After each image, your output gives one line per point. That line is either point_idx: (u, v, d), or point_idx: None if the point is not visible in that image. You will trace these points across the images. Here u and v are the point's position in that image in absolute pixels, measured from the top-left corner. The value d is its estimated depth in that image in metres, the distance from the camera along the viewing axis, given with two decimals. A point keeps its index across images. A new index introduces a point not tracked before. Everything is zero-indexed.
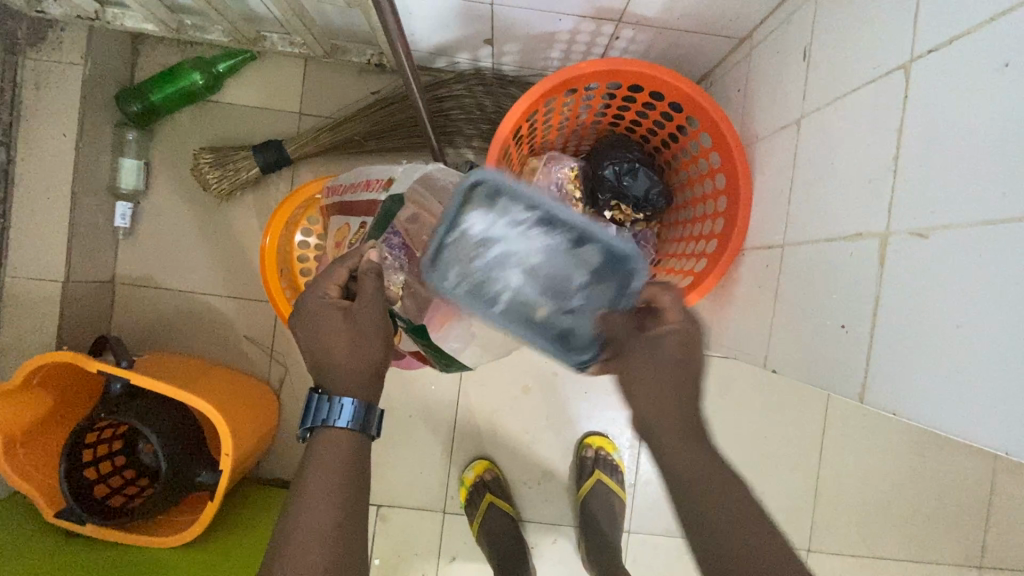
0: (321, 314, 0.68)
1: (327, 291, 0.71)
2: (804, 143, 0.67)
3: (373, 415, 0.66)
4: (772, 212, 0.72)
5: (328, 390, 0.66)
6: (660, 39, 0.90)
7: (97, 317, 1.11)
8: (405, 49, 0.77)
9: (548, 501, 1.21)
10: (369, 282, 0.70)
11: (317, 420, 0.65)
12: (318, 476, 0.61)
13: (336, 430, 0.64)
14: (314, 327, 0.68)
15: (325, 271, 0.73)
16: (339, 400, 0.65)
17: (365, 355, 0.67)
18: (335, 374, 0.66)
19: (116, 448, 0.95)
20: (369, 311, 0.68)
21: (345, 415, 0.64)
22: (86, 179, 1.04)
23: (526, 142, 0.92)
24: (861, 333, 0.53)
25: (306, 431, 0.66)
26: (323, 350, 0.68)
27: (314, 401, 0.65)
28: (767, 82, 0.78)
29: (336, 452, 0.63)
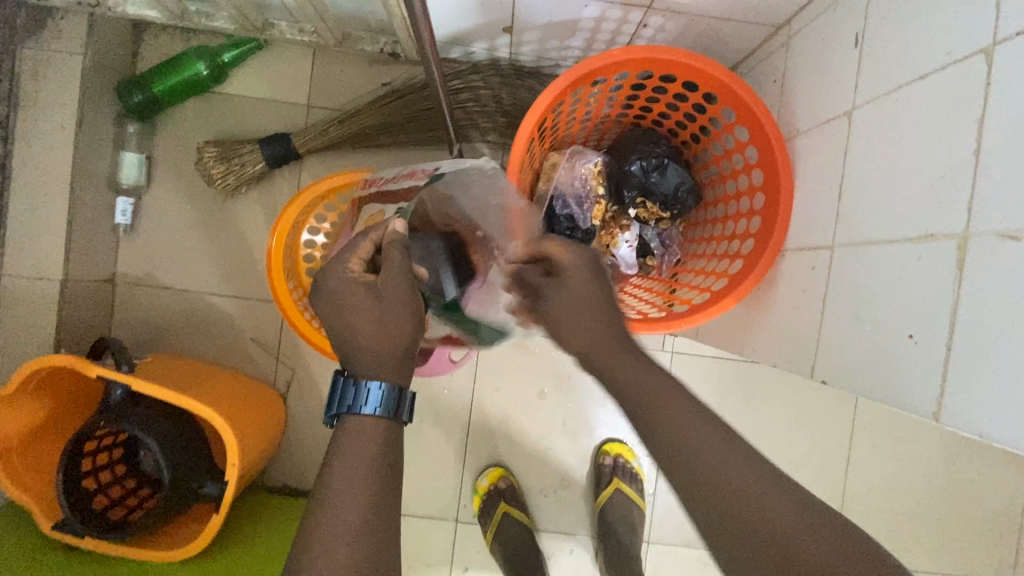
0: (344, 292, 0.66)
1: (349, 267, 0.68)
2: (856, 136, 0.62)
3: (405, 402, 0.62)
4: (818, 210, 0.68)
5: (354, 374, 0.62)
6: (691, 27, 0.84)
7: (97, 317, 1.07)
8: (429, 39, 0.72)
9: (564, 510, 1.17)
10: (395, 253, 0.67)
11: (342, 406, 0.61)
12: (344, 467, 0.57)
13: (363, 416, 0.60)
14: (337, 307, 0.66)
15: (347, 248, 0.71)
16: (366, 385, 0.61)
17: (393, 335, 0.64)
18: (361, 358, 0.63)
19: (117, 456, 0.91)
20: (396, 285, 0.65)
21: (372, 402, 0.60)
22: (85, 173, 1.00)
23: (548, 136, 0.87)
24: (933, 344, 0.48)
25: (332, 417, 0.62)
26: (348, 330, 0.65)
27: (339, 385, 0.62)
28: (809, 72, 0.73)
29: (363, 442, 0.59)
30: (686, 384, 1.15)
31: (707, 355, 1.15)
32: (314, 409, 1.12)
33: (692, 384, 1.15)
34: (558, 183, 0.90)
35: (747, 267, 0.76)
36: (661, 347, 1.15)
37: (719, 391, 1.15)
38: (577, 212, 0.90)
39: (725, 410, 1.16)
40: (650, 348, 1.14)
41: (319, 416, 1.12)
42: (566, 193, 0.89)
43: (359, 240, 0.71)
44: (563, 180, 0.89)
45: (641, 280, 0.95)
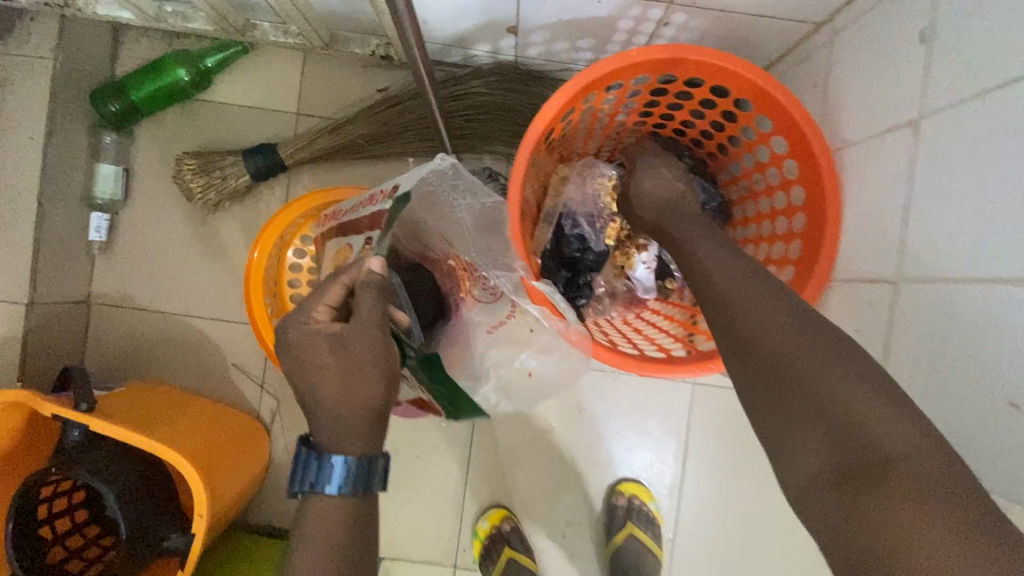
0: (309, 346, 0.57)
1: (315, 315, 0.59)
2: (926, 152, 0.52)
3: (376, 471, 0.56)
4: (877, 238, 0.58)
5: (319, 444, 0.56)
6: (718, 24, 0.75)
7: (67, 342, 0.99)
8: (416, 38, 0.63)
9: (574, 556, 1.06)
10: (368, 298, 0.58)
11: (305, 484, 0.55)
12: (310, 552, 0.53)
13: (326, 496, 0.54)
14: (302, 363, 0.57)
15: (313, 291, 0.61)
16: (331, 460, 0.54)
17: (360, 397, 0.55)
18: (326, 423, 0.56)
19: (77, 499, 0.82)
20: (366, 338, 0.57)
21: (336, 479, 0.54)
22: (56, 187, 0.92)
23: (557, 148, 0.77)
24: None
25: (296, 492, 0.56)
26: (311, 389, 0.56)
27: (301, 460, 0.55)
28: (858, 74, 0.63)
29: (328, 521, 0.54)
30: (709, 419, 1.05)
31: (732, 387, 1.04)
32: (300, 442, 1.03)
33: (716, 418, 1.04)
34: (567, 201, 0.82)
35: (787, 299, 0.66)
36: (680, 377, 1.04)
37: (745, 427, 1.04)
38: (589, 232, 0.84)
39: (752, 448, 1.05)
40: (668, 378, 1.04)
41: None
42: (577, 211, 0.83)
43: (327, 283, 0.60)
44: (573, 198, 0.82)
45: (660, 305, 0.85)
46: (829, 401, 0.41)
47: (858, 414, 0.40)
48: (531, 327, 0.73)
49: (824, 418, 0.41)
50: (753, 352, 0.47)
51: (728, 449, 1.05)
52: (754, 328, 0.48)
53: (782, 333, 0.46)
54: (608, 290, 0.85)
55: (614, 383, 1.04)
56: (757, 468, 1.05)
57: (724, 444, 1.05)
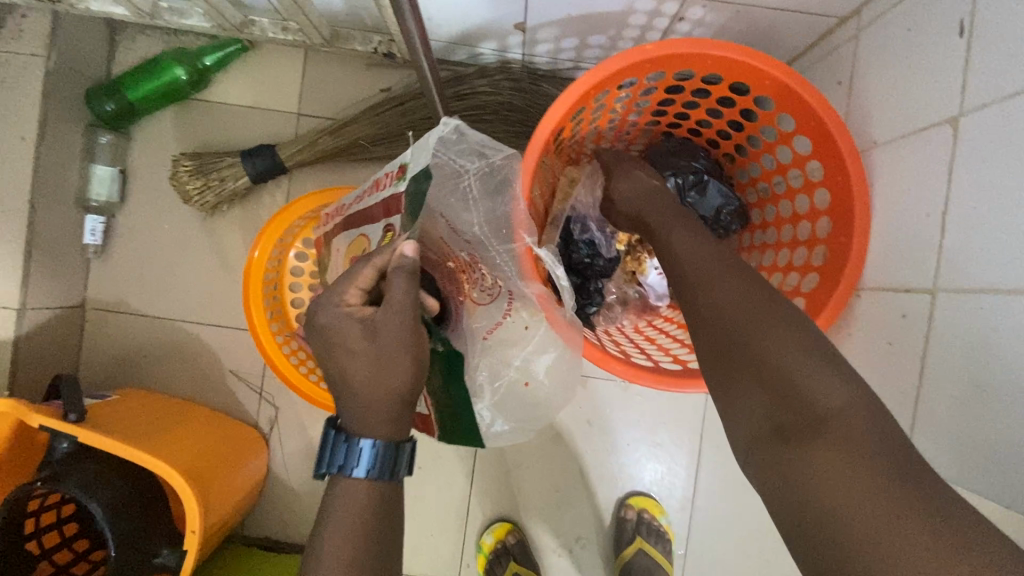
0: (339, 331, 0.54)
1: (347, 299, 0.56)
2: (966, 152, 0.49)
3: (404, 458, 0.54)
4: (911, 244, 0.54)
5: (347, 426, 0.54)
6: (736, 19, 0.71)
7: (61, 349, 0.96)
8: (418, 33, 0.60)
9: (581, 572, 1.02)
10: (400, 283, 0.53)
11: (332, 466, 0.53)
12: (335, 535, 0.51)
13: (353, 479, 0.52)
14: (332, 348, 0.55)
15: (345, 274, 0.57)
16: (359, 444, 0.53)
17: (388, 388, 0.53)
18: (352, 410, 0.53)
19: (67, 512, 0.79)
20: (395, 327, 0.53)
21: (364, 463, 0.52)
22: (49, 190, 0.89)
23: (567, 149, 0.74)
24: None
25: (322, 472, 0.54)
26: (341, 374, 0.54)
27: (330, 441, 0.53)
28: (888, 70, 0.59)
29: (350, 513, 0.52)
30: (723, 430, 1.01)
31: None
32: (300, 452, 1.00)
33: None
34: (575, 202, 0.77)
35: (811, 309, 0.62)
36: None
37: None
38: (599, 237, 0.80)
39: None
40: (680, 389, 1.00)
41: (305, 460, 1.00)
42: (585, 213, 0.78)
43: (359, 264, 0.56)
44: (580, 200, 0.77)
45: (674, 313, 0.82)
46: (777, 371, 0.43)
47: (801, 382, 0.42)
48: (526, 325, 0.67)
49: (772, 389, 0.43)
50: (711, 323, 0.49)
51: None
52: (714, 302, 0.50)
53: (737, 307, 0.48)
54: (619, 297, 0.83)
55: (624, 392, 1.01)
56: None
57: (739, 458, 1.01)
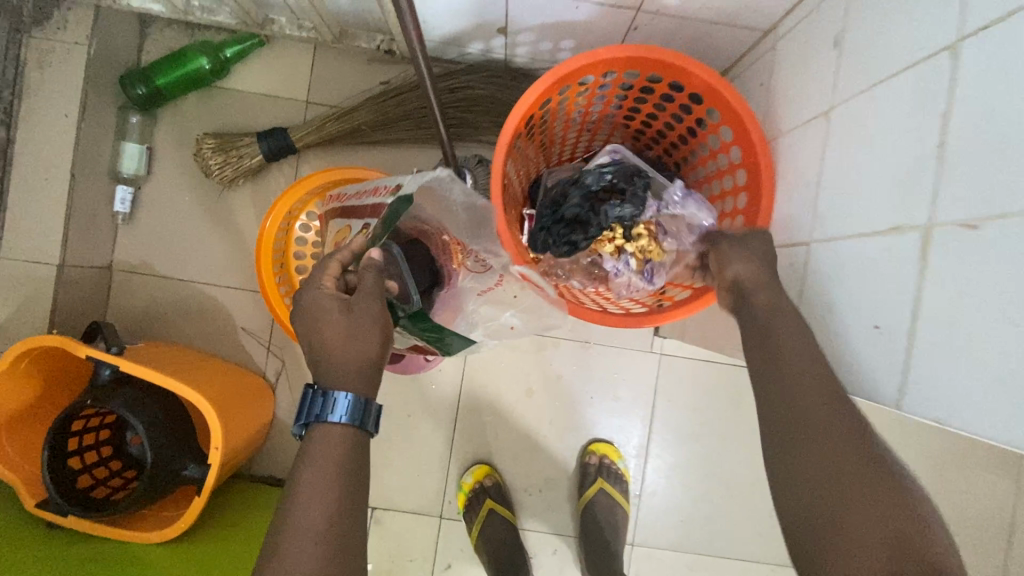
0: (318, 306, 0.68)
1: (324, 284, 0.70)
2: (834, 134, 0.62)
3: (372, 412, 0.64)
4: (796, 210, 0.68)
5: (323, 384, 0.64)
6: (680, 29, 0.86)
7: (91, 304, 1.08)
8: (417, 37, 0.73)
9: (549, 510, 1.16)
10: (369, 276, 0.69)
11: (310, 416, 0.63)
12: (313, 473, 0.59)
13: (331, 425, 0.63)
14: (311, 318, 0.68)
15: (319, 267, 0.73)
16: (335, 395, 0.63)
17: (360, 347, 0.66)
18: (329, 367, 0.65)
19: (104, 437, 0.92)
20: (366, 303, 0.67)
21: (340, 410, 0.63)
22: (86, 162, 1.02)
23: (539, 134, 0.88)
24: (898, 331, 0.49)
25: (301, 427, 0.64)
26: (319, 338, 0.67)
27: (308, 396, 0.64)
28: (792, 74, 0.74)
29: (331, 445, 0.62)
30: (675, 387, 1.15)
31: (697, 358, 1.15)
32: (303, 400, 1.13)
33: (682, 386, 1.15)
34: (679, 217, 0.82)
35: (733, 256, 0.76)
36: (650, 348, 1.15)
37: (707, 395, 1.15)
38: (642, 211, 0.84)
39: (714, 415, 1.15)
40: (639, 349, 1.15)
41: None
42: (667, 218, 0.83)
43: (330, 260, 0.72)
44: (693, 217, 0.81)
45: None
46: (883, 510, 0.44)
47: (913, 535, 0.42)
48: (515, 294, 0.82)
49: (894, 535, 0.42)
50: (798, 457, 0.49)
51: (693, 417, 1.15)
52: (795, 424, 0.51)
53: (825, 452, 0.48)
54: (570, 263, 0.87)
55: (590, 353, 1.15)
56: (719, 433, 1.15)
57: (689, 411, 1.15)
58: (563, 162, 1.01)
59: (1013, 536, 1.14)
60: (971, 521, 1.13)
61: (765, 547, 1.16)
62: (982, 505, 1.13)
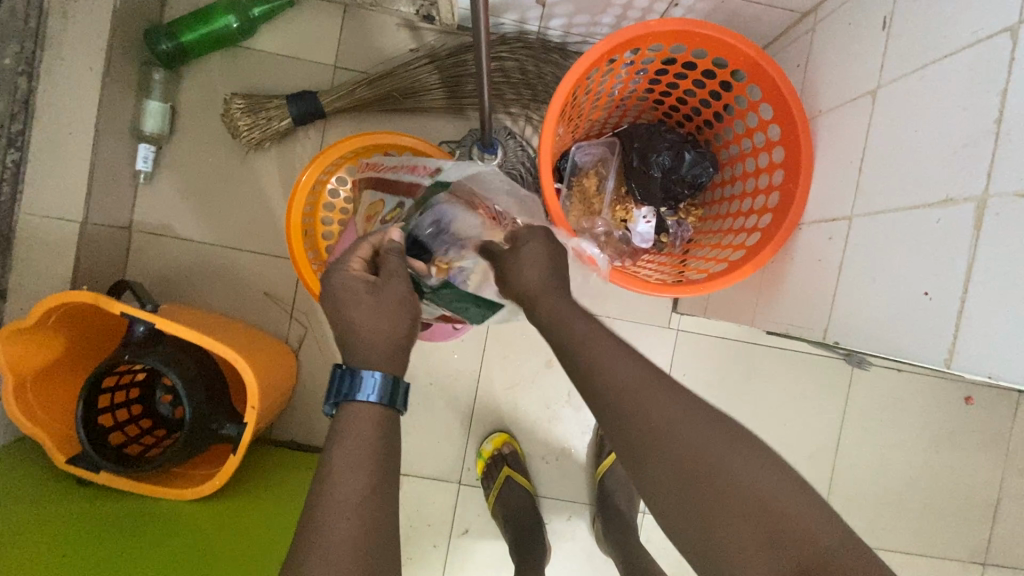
0: (347, 288, 0.69)
1: (351, 266, 0.71)
2: (879, 114, 0.65)
3: (400, 390, 0.65)
4: (836, 186, 0.71)
5: (350, 363, 0.65)
6: (722, 8, 0.87)
7: (112, 263, 1.07)
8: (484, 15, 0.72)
9: (565, 478, 1.19)
10: (393, 259, 0.72)
11: (340, 395, 0.63)
12: (346, 448, 0.59)
13: (360, 403, 0.63)
14: (340, 301, 0.69)
15: (347, 251, 0.74)
16: (363, 374, 0.63)
17: (388, 327, 0.67)
18: (360, 349, 0.66)
19: (133, 396, 0.91)
20: (395, 285, 0.69)
21: (370, 388, 0.63)
22: (110, 118, 1.00)
23: (578, 106, 0.89)
24: (948, 298, 0.52)
25: (331, 407, 0.64)
26: (349, 321, 0.67)
27: (337, 375, 0.64)
28: (834, 55, 0.76)
29: (362, 425, 0.61)
30: (690, 361, 1.19)
31: (712, 334, 1.18)
32: (325, 366, 1.14)
33: (697, 361, 1.19)
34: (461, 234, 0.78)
35: (771, 233, 0.79)
36: (667, 324, 1.18)
37: (721, 370, 1.19)
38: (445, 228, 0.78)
39: (727, 389, 1.19)
40: (657, 324, 1.18)
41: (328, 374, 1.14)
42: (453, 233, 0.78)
43: (358, 243, 0.74)
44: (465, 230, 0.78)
45: (653, 257, 0.99)
46: None
47: None
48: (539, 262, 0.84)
49: None
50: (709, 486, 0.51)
51: (706, 392, 1.19)
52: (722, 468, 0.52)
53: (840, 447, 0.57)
54: (607, 234, 0.95)
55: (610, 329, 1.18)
56: (731, 408, 1.20)
57: (703, 386, 1.19)
58: (592, 138, 1.03)
59: (998, 508, 1.22)
60: (961, 494, 1.22)
61: None
62: (970, 479, 1.22)
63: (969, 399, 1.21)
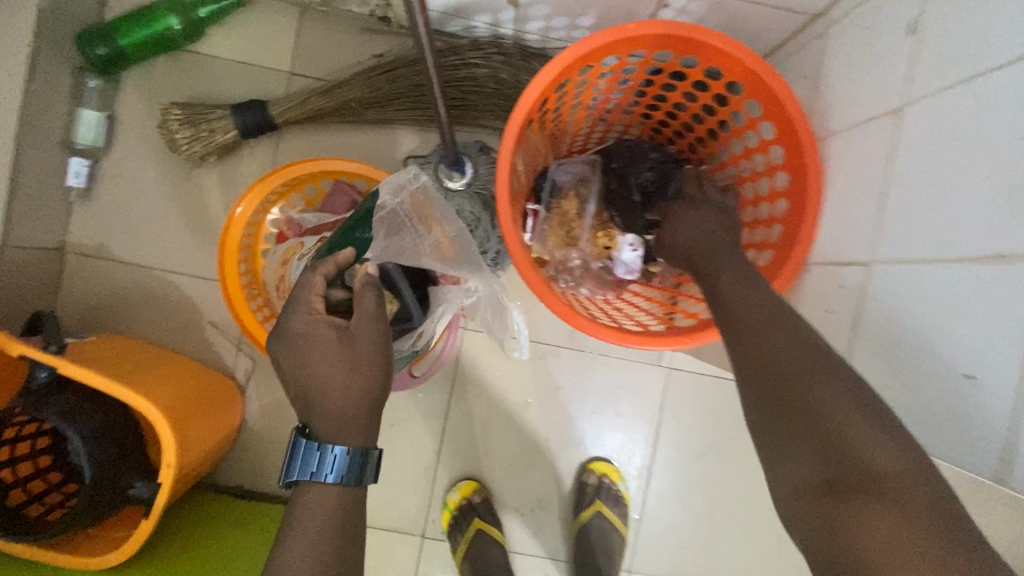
0: (314, 335, 0.59)
1: (315, 308, 0.60)
2: (906, 137, 0.53)
3: (371, 466, 0.56)
4: (851, 223, 0.59)
5: (318, 436, 0.56)
6: (717, 9, 0.75)
7: (40, 289, 0.96)
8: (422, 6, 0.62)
9: (541, 531, 1.07)
10: (368, 297, 0.61)
11: (302, 472, 0.55)
12: (303, 545, 0.51)
13: (325, 485, 0.54)
14: (303, 350, 0.58)
15: (299, 287, 0.62)
16: (330, 451, 0.55)
17: (363, 384, 0.57)
18: (327, 415, 0.56)
19: (42, 446, 0.81)
20: (369, 332, 0.60)
21: (337, 469, 0.54)
22: (35, 129, 0.89)
23: (551, 122, 0.78)
24: (996, 387, 0.41)
25: (289, 483, 0.55)
26: (310, 381, 0.57)
27: (300, 447, 0.55)
28: (849, 65, 0.64)
29: (324, 513, 0.54)
30: (682, 405, 1.06)
31: (706, 373, 1.06)
32: (274, 405, 1.02)
33: (690, 404, 1.06)
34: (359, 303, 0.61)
35: (770, 274, 0.67)
36: (657, 361, 1.06)
37: (714, 414, 1.06)
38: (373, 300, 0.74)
39: (721, 435, 1.07)
40: (646, 362, 1.06)
41: (277, 414, 1.03)
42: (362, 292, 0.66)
43: (310, 275, 0.62)
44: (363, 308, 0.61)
45: (642, 288, 0.87)
46: None
47: None
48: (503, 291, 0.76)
49: None
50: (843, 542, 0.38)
51: (700, 437, 1.07)
52: (884, 473, 0.39)
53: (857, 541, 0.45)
54: (581, 264, 0.86)
55: (593, 365, 1.06)
56: (726, 456, 1.07)
57: (694, 431, 1.07)
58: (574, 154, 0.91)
59: None
60: None
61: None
62: None
63: None
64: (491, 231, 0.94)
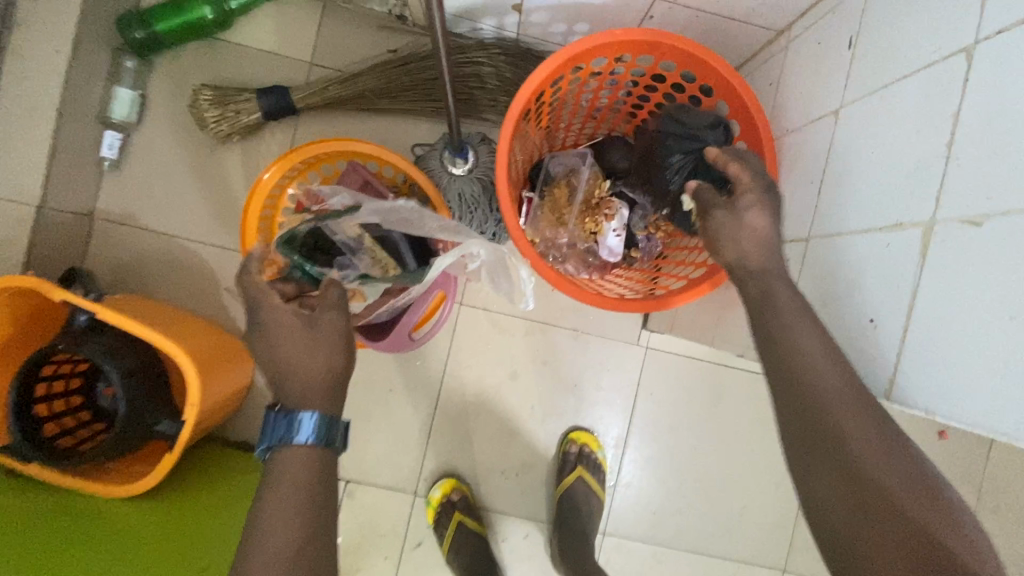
0: (277, 323, 0.66)
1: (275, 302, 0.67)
2: (841, 133, 0.63)
3: (338, 429, 0.63)
4: (797, 206, 0.69)
5: (286, 406, 0.63)
6: (695, 22, 0.85)
7: (71, 250, 1.04)
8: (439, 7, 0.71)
9: (523, 493, 1.16)
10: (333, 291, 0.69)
11: (274, 438, 0.62)
12: (275, 501, 0.57)
13: (296, 445, 0.61)
14: (269, 336, 0.65)
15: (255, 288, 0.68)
16: (300, 417, 0.62)
17: (324, 360, 0.65)
18: (293, 391, 0.63)
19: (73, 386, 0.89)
20: (330, 318, 0.67)
21: (306, 430, 0.61)
22: (76, 102, 0.97)
23: (546, 114, 0.88)
24: (892, 328, 0.51)
25: (263, 451, 0.62)
26: (280, 359, 0.64)
27: (271, 418, 0.62)
28: (803, 73, 0.74)
29: (294, 469, 0.60)
30: (657, 381, 1.16)
31: (679, 352, 1.16)
32: None
33: (664, 380, 1.16)
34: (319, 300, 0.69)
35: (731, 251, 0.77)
36: (636, 341, 1.16)
37: (686, 390, 1.16)
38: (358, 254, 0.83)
39: (692, 410, 1.16)
40: (625, 341, 1.16)
41: None
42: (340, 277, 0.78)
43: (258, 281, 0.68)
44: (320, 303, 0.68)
45: (624, 271, 0.97)
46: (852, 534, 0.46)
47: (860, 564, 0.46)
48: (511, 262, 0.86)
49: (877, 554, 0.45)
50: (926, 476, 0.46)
51: (672, 412, 1.16)
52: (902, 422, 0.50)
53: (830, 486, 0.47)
54: (568, 245, 0.95)
55: (577, 341, 1.15)
56: (696, 430, 1.17)
57: (668, 406, 1.16)
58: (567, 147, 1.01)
59: None
60: None
61: (732, 542, 1.17)
62: None
63: (941, 434, 1.17)
64: (488, 214, 1.04)
